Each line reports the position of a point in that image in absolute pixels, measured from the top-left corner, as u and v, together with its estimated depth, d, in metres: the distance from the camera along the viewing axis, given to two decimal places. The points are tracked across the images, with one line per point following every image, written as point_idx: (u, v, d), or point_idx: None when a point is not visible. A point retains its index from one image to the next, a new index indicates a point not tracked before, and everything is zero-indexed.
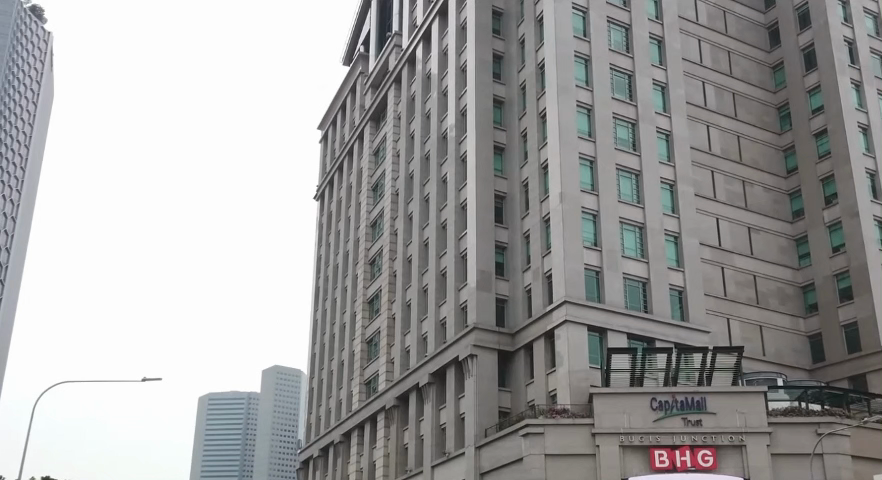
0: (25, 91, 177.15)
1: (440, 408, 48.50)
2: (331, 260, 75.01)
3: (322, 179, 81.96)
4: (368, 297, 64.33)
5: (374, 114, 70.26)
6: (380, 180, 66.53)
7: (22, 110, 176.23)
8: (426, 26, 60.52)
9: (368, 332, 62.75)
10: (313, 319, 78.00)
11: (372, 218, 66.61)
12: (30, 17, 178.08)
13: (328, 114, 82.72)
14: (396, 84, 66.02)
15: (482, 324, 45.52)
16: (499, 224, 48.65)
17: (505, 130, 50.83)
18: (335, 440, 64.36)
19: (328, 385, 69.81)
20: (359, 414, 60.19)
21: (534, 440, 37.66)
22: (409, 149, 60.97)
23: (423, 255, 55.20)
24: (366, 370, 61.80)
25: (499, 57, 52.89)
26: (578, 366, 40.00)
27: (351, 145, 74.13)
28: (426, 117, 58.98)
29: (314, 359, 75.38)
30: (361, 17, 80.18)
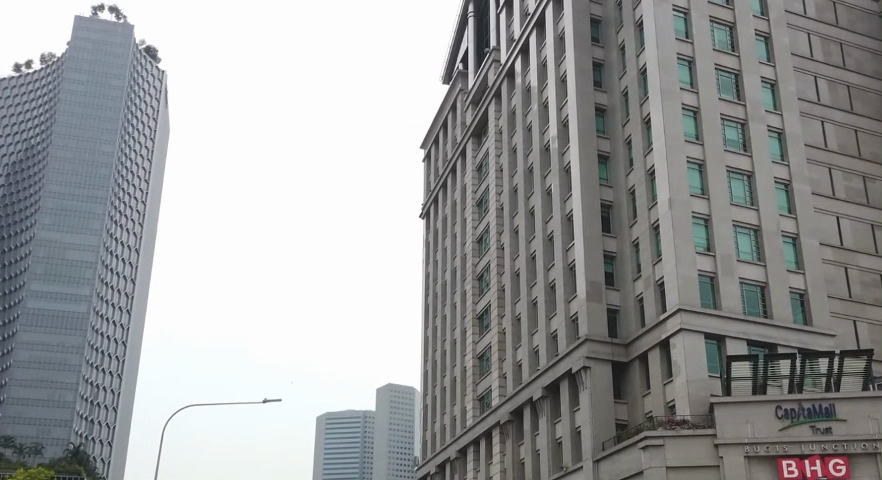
0: (143, 128, 185.94)
1: (555, 422, 48.00)
2: (440, 277, 75.56)
3: (427, 197, 82.76)
4: (477, 312, 64.46)
5: (476, 130, 70.49)
6: (484, 195, 66.69)
7: (141, 146, 185.04)
8: (524, 39, 60.54)
9: (479, 347, 62.91)
10: (424, 336, 78.63)
11: (477, 234, 66.74)
12: (144, 57, 186.59)
13: (430, 133, 83.65)
14: (496, 98, 66.17)
15: (594, 335, 44.92)
16: (607, 233, 47.99)
17: (609, 138, 50.24)
18: (451, 456, 64.53)
19: (442, 401, 70.05)
20: (473, 430, 60.15)
21: (654, 452, 36.73)
22: (512, 163, 60.92)
23: (531, 268, 54.96)
24: (478, 386, 61.88)
25: (600, 65, 52.39)
26: (696, 376, 38.88)
27: (455, 162, 74.64)
28: (527, 130, 58.83)
29: (426, 377, 75.92)
30: (459, 35, 80.88)
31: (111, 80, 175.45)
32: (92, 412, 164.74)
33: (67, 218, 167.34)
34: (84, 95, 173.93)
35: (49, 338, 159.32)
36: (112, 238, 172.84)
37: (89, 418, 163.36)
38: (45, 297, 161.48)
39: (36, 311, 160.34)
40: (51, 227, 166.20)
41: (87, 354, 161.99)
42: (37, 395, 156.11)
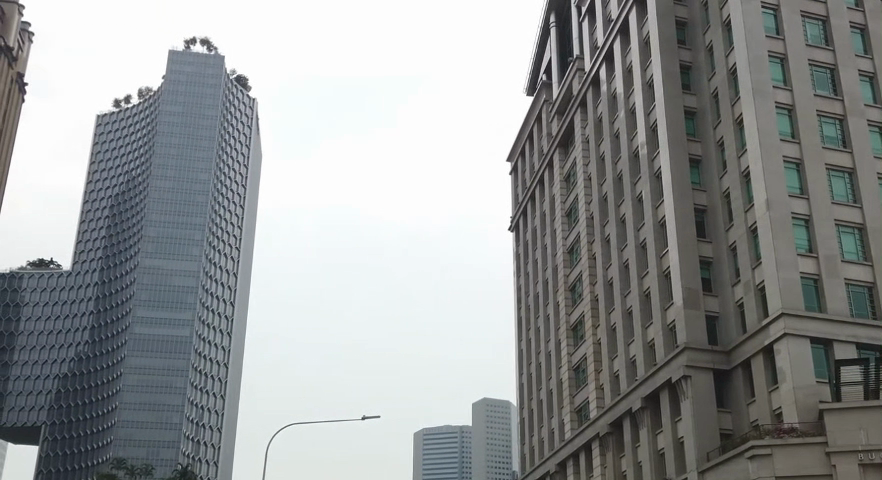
0: (237, 155, 191.26)
1: (657, 433, 47.07)
2: (531, 289, 75.25)
3: (516, 210, 82.60)
4: (571, 324, 63.80)
5: (562, 140, 70.07)
6: (574, 205, 66.16)
7: (235, 172, 190.18)
8: (608, 46, 60.03)
9: (574, 358, 62.26)
10: (518, 349, 78.33)
11: (568, 245, 66.17)
12: (235, 86, 192.01)
13: (515, 145, 83.61)
14: (582, 107, 65.66)
15: (693, 342, 43.94)
16: (703, 238, 46.96)
17: (700, 141, 49.21)
18: (551, 470, 63.91)
19: (539, 415, 69.46)
20: (572, 443, 59.55)
21: (762, 462, 35.57)
22: (600, 171, 60.36)
23: (625, 276, 54.19)
24: (575, 399, 61.17)
25: (687, 67, 51.43)
26: (804, 381, 37.56)
27: (542, 174, 74.29)
28: (615, 137, 58.20)
29: (522, 390, 75.50)
30: (541, 47, 80.80)
31: (204, 111, 181.65)
32: (198, 433, 169.50)
33: (168, 246, 173.62)
34: (180, 126, 180.27)
35: (155, 362, 165.36)
36: (211, 263, 178.00)
37: (195, 439, 167.93)
38: (150, 323, 167.79)
39: (143, 336, 166.74)
40: (153, 254, 172.57)
41: (190, 377, 167.20)
42: (146, 418, 161.83)
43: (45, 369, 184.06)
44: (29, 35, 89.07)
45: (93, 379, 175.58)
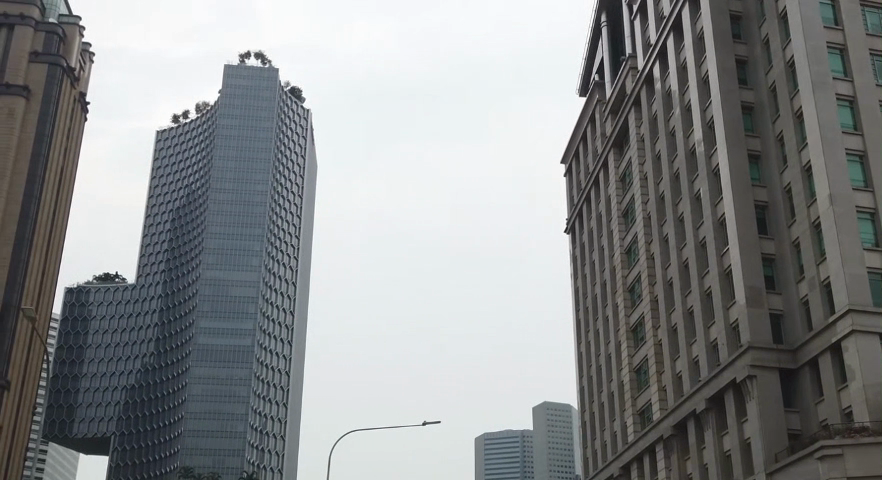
0: (293, 166, 193.52)
1: (722, 434, 46.26)
2: (589, 291, 74.72)
3: (571, 212, 82.14)
4: (631, 326, 63.09)
5: (616, 140, 69.41)
6: (630, 206, 65.51)
7: (292, 183, 192.50)
8: (661, 43, 59.34)
9: (635, 360, 61.62)
10: (577, 351, 77.86)
11: (625, 245, 65.51)
12: (290, 98, 194.47)
13: (569, 147, 83.14)
14: (636, 106, 65.00)
15: (757, 341, 43.09)
16: (764, 235, 46.05)
17: (759, 137, 48.33)
18: (615, 473, 63.28)
19: (601, 417, 68.77)
20: (635, 446, 58.86)
21: (833, 463, 34.81)
22: (657, 170, 59.63)
23: (685, 276, 53.39)
24: (637, 400, 60.46)
25: (743, 62, 50.59)
26: (874, 379, 36.62)
27: (597, 175, 73.69)
28: (670, 135, 57.46)
29: (582, 393, 75.02)
30: (593, 47, 80.32)
31: (260, 123, 184.31)
32: (262, 441, 171.72)
33: (228, 257, 176.45)
34: (237, 139, 183.27)
35: (219, 372, 168.19)
36: (270, 273, 180.37)
37: (259, 447, 170.22)
38: (213, 333, 170.71)
39: (206, 347, 169.68)
40: (214, 266, 175.40)
41: (254, 386, 169.63)
42: (211, 427, 164.65)
43: (113, 381, 188.54)
44: (91, 54, 91.67)
45: (160, 390, 179.22)
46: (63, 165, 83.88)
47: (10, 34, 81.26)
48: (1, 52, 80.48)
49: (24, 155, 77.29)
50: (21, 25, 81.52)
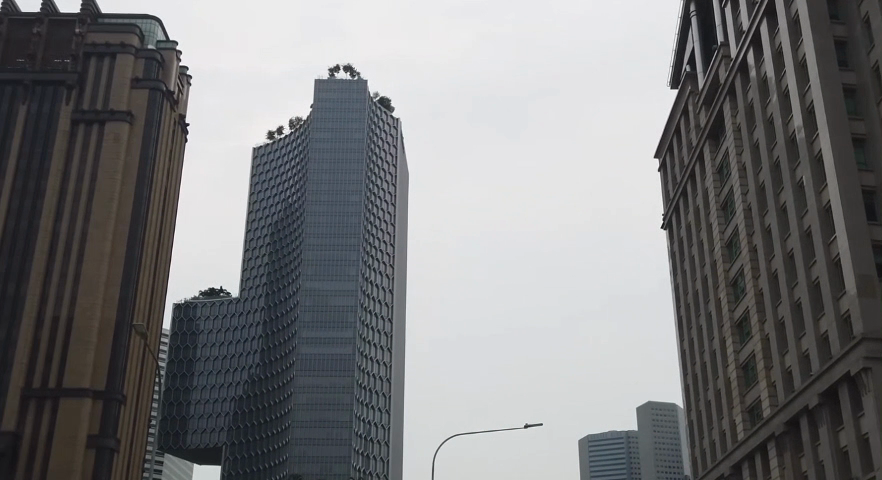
0: (385, 176, 195.85)
1: (837, 430, 44.60)
2: (690, 287, 73.12)
3: (668, 207, 80.57)
4: (735, 321, 61.42)
5: (712, 131, 67.71)
6: (729, 198, 63.73)
7: (384, 192, 194.72)
8: (754, 29, 57.65)
9: (741, 356, 59.95)
10: (681, 350, 76.29)
11: (726, 237, 63.83)
12: (380, 109, 196.80)
13: (663, 141, 81.62)
14: (731, 95, 63.30)
15: (871, 333, 41.36)
16: (874, 222, 44.21)
17: (863, 120, 46.49)
18: (725, 473, 61.65)
19: (708, 415, 67.24)
20: (746, 444, 57.23)
21: None
22: (755, 160, 57.95)
23: (790, 267, 51.68)
24: (746, 397, 58.77)
25: (843, 42, 48.73)
26: None
27: (693, 167, 72.05)
28: (769, 123, 55.76)
29: (688, 392, 73.49)
30: (683, 37, 78.65)
31: (352, 135, 187.35)
32: (367, 448, 173.96)
33: (326, 268, 179.80)
34: (330, 152, 186.79)
35: (322, 381, 171.43)
36: (367, 281, 182.99)
37: (365, 453, 172.58)
38: (314, 343, 174.23)
39: (309, 356, 173.25)
40: (313, 277, 179.08)
41: (356, 394, 172.17)
42: (317, 434, 168.02)
43: (222, 392, 194.43)
44: (188, 77, 95.06)
45: (266, 399, 183.92)
46: (167, 185, 87.24)
47: (112, 61, 84.95)
48: (105, 79, 84.16)
49: (131, 177, 80.56)
50: (122, 53, 85.14)
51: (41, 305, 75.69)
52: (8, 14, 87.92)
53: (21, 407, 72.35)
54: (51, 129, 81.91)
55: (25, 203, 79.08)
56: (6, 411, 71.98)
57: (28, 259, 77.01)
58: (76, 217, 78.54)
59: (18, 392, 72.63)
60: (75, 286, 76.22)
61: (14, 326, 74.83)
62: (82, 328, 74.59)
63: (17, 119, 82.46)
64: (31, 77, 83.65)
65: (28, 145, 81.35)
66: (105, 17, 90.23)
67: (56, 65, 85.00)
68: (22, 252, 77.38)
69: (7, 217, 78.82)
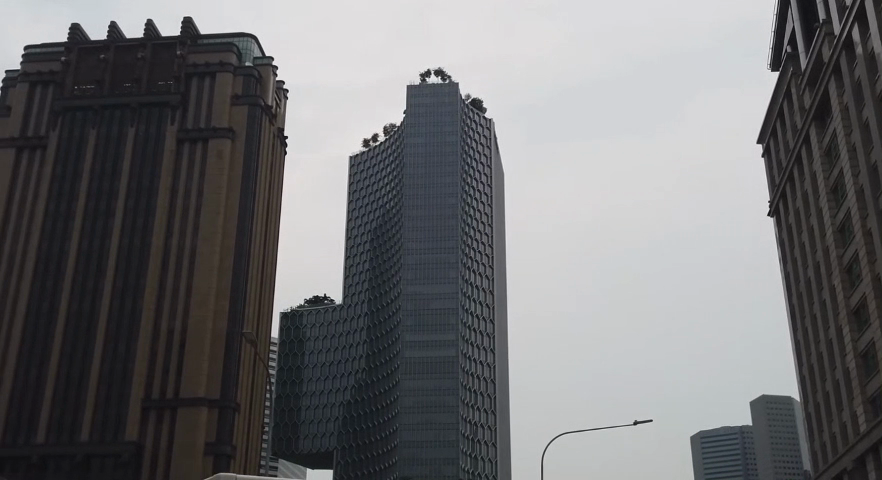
0: (480, 177, 195.99)
1: None
2: (801, 274, 70.61)
3: (774, 193, 78.17)
4: (852, 307, 58.96)
5: (817, 113, 65.25)
6: (839, 181, 61.27)
7: (479, 193, 194.86)
8: (859, 5, 55.33)
9: (860, 345, 57.41)
10: (794, 340, 73.93)
11: (838, 222, 61.32)
12: (471, 110, 197.09)
13: (765, 126, 79.28)
14: (836, 74, 60.88)
15: None
16: None
17: None
18: (848, 467, 59.25)
19: (827, 407, 64.76)
20: (869, 436, 54.79)
21: None
22: (866, 139, 55.53)
23: None
24: (867, 387, 56.30)
25: None
26: None
27: (798, 151, 69.57)
28: (879, 102, 53.34)
29: (804, 385, 71.01)
30: (782, 16, 76.13)
31: (446, 138, 188.17)
32: (475, 448, 174.27)
33: (426, 272, 181.27)
34: (424, 156, 188.10)
35: (427, 383, 172.78)
36: (467, 283, 183.45)
37: (473, 454, 173.12)
38: (418, 347, 175.66)
39: (413, 360, 174.84)
40: (413, 281, 180.85)
41: (462, 396, 172.67)
42: (425, 437, 169.40)
43: (330, 397, 198.40)
44: (285, 91, 97.50)
45: (373, 403, 186.65)
46: (269, 197, 89.70)
47: (213, 80, 87.96)
48: (207, 98, 87.06)
49: (235, 192, 83.07)
50: (222, 71, 88.08)
51: (156, 319, 78.80)
52: (113, 41, 91.99)
53: (142, 416, 75.52)
54: (159, 149, 85.32)
55: (138, 220, 82.70)
56: (129, 421, 75.28)
57: (143, 276, 80.34)
58: (186, 233, 81.53)
59: (139, 402, 75.81)
60: (188, 298, 79.05)
61: (133, 339, 78.27)
62: (196, 339, 77.30)
63: (126, 141, 86.19)
64: (137, 100, 87.38)
65: (137, 166, 84.92)
66: (204, 37, 93.42)
67: (160, 87, 88.41)
68: (137, 267, 80.86)
69: (121, 235, 82.37)
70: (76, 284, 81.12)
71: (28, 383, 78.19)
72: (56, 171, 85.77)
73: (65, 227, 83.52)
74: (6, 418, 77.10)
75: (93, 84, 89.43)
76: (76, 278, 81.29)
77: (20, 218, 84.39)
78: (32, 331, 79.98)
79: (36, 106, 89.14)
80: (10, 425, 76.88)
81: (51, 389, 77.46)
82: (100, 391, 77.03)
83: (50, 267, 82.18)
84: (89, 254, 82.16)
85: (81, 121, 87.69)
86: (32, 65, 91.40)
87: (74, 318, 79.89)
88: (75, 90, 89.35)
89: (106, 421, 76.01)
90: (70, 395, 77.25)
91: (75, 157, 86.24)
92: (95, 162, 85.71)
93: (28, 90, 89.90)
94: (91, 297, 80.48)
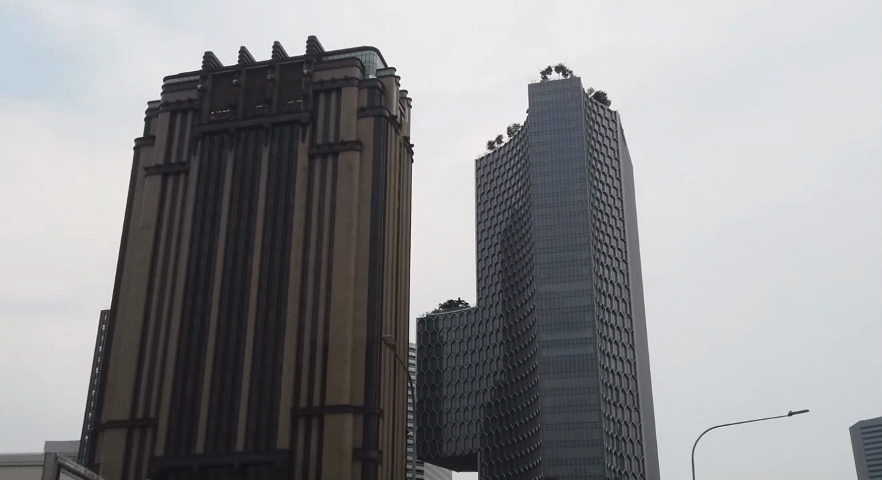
0: (608, 171, 192.99)
1: None
2: None
3: None
4: None
5: None
6: None
7: (608, 187, 191.84)
8: None
9: None
10: None
11: None
12: (595, 104, 194.39)
13: None
14: None
15: None
16: None
17: None
18: None
19: None
20: None
21: None
22: None
23: None
24: None
25: None
26: None
27: None
28: None
29: None
30: None
31: (571, 134, 186.39)
32: (620, 447, 171.44)
33: (559, 270, 179.95)
34: (550, 154, 186.74)
35: (567, 382, 171.27)
36: (600, 279, 180.91)
37: (618, 453, 170.25)
38: (555, 346, 174.41)
39: (551, 359, 173.66)
40: (546, 280, 179.92)
41: (603, 394, 170.46)
42: (569, 437, 167.87)
43: (470, 400, 200.02)
44: (409, 100, 99.13)
45: (514, 404, 186.66)
46: (399, 205, 91.50)
47: (339, 95, 90.34)
48: (335, 113, 89.53)
49: (366, 203, 85.07)
50: (347, 86, 90.39)
51: (299, 330, 81.44)
52: (244, 65, 96.03)
53: (291, 424, 78.22)
54: (292, 166, 88.32)
55: (277, 236, 85.84)
56: (280, 430, 78.08)
57: (284, 289, 83.35)
58: (321, 244, 83.91)
59: (288, 412, 78.55)
60: (328, 308, 81.33)
61: (278, 352, 81.21)
62: (338, 347, 79.39)
63: (261, 161, 89.67)
64: (269, 120, 90.79)
65: (273, 184, 88.23)
66: (328, 55, 96.05)
67: (289, 106, 91.68)
68: (279, 281, 83.93)
69: (262, 251, 85.69)
70: (222, 301, 84.89)
71: (184, 397, 82.39)
72: (198, 194, 90.23)
73: (209, 247, 87.65)
74: (166, 430, 81.50)
75: (228, 108, 93.64)
76: (223, 295, 85.10)
77: (168, 240, 89.18)
78: (185, 348, 84.30)
79: (177, 134, 94.16)
80: (171, 436, 81.19)
81: (206, 402, 81.40)
82: (251, 402, 80.25)
83: (198, 286, 86.39)
84: (233, 272, 85.88)
85: (219, 145, 91.81)
86: (171, 94, 96.50)
87: (223, 334, 83.68)
88: (212, 115, 93.77)
89: (257, 430, 79.17)
90: (224, 407, 80.96)
91: (215, 178, 90.44)
92: (234, 183, 89.61)
93: (169, 118, 94.94)
94: (237, 312, 84.10)
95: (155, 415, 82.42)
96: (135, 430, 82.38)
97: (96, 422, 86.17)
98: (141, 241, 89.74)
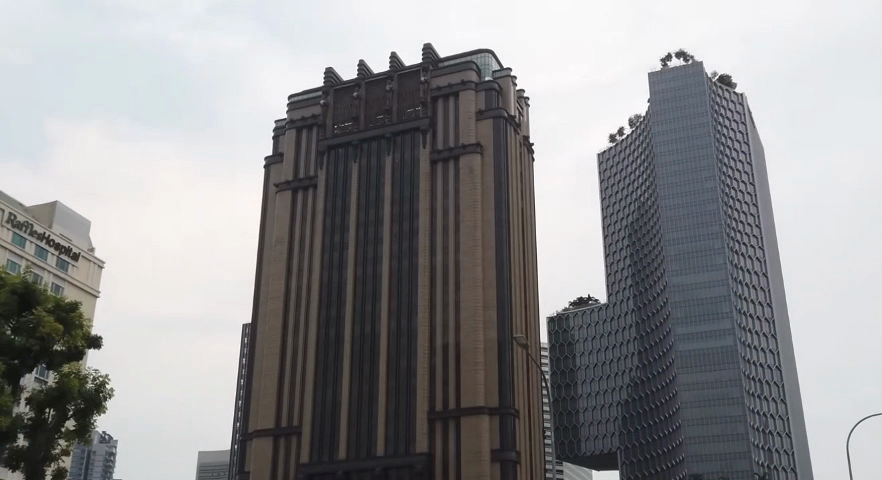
0: (737, 156, 186.10)
1: None
2: None
3: None
4: None
5: None
6: None
7: (739, 173, 185.00)
8: None
9: None
10: None
11: None
12: (720, 88, 188.02)
13: None
14: None
15: None
16: None
17: None
18: None
19: None
20: None
21: None
22: None
23: None
24: None
25: None
26: None
27: None
28: None
29: None
30: None
31: (696, 121, 181.11)
32: (767, 441, 165.25)
33: (691, 261, 174.84)
34: (675, 143, 181.77)
35: (706, 376, 166.37)
36: (736, 268, 174.69)
37: (766, 447, 164.28)
38: (692, 339, 169.49)
39: (688, 353, 168.83)
40: (678, 272, 174.93)
41: (746, 387, 164.93)
42: (713, 432, 162.92)
43: (607, 398, 196.93)
44: (526, 99, 98.77)
45: (653, 400, 182.56)
46: (523, 205, 91.21)
47: (457, 99, 91.00)
48: (455, 118, 90.17)
49: (490, 204, 85.29)
50: (464, 90, 90.89)
51: (432, 334, 82.36)
52: (363, 78, 97.99)
53: (429, 427, 79.14)
54: (415, 172, 89.51)
55: (404, 242, 87.19)
56: (418, 433, 79.12)
57: (414, 294, 84.43)
58: (448, 248, 84.73)
59: (424, 415, 79.49)
60: (458, 312, 81.93)
61: (412, 357, 82.29)
62: (470, 349, 79.93)
63: (385, 170, 91.26)
64: (391, 130, 92.40)
65: (397, 192, 89.68)
66: (444, 60, 96.83)
67: (409, 114, 92.91)
68: (409, 286, 85.09)
69: (390, 258, 87.20)
70: (356, 310, 86.83)
71: (325, 405, 84.71)
72: (326, 206, 92.67)
73: (340, 257, 89.87)
74: (309, 437, 83.85)
75: (350, 121, 95.78)
76: (356, 304, 87.06)
77: (302, 253, 92.03)
78: (322, 357, 86.68)
79: (304, 149, 97.01)
80: (315, 442, 83.54)
81: (345, 408, 83.35)
82: (388, 407, 81.67)
83: (332, 295, 88.62)
84: (364, 281, 87.73)
85: (344, 157, 94.05)
86: (296, 112, 99.50)
87: (358, 342, 85.57)
88: (336, 129, 96.10)
89: (396, 434, 80.45)
90: (363, 413, 82.72)
91: (342, 190, 92.71)
92: (360, 193, 91.58)
93: (295, 135, 97.93)
94: (371, 319, 85.85)
95: (299, 422, 85.09)
96: (281, 438, 85.32)
97: (244, 431, 89.67)
98: (275, 255, 93.01)
